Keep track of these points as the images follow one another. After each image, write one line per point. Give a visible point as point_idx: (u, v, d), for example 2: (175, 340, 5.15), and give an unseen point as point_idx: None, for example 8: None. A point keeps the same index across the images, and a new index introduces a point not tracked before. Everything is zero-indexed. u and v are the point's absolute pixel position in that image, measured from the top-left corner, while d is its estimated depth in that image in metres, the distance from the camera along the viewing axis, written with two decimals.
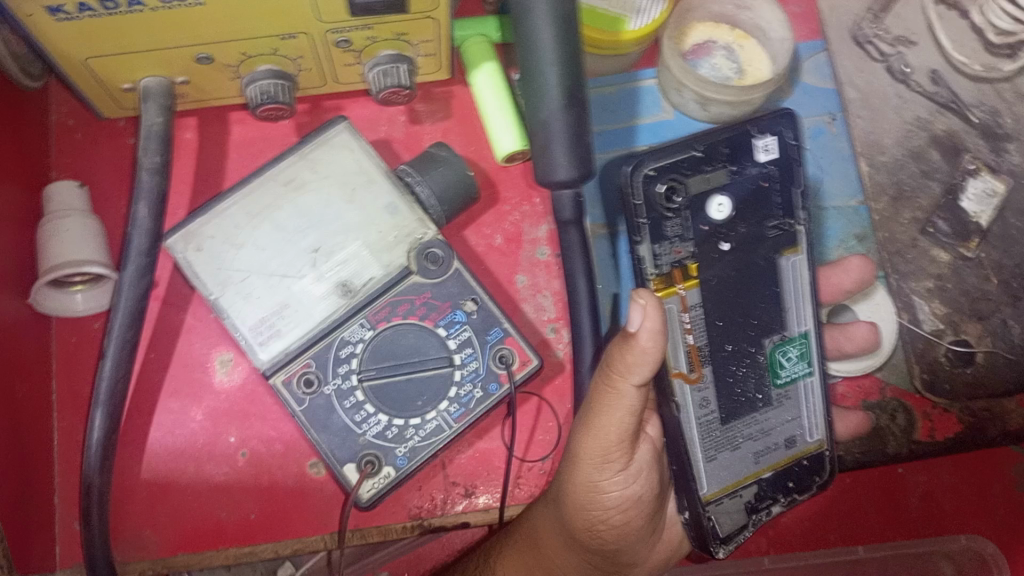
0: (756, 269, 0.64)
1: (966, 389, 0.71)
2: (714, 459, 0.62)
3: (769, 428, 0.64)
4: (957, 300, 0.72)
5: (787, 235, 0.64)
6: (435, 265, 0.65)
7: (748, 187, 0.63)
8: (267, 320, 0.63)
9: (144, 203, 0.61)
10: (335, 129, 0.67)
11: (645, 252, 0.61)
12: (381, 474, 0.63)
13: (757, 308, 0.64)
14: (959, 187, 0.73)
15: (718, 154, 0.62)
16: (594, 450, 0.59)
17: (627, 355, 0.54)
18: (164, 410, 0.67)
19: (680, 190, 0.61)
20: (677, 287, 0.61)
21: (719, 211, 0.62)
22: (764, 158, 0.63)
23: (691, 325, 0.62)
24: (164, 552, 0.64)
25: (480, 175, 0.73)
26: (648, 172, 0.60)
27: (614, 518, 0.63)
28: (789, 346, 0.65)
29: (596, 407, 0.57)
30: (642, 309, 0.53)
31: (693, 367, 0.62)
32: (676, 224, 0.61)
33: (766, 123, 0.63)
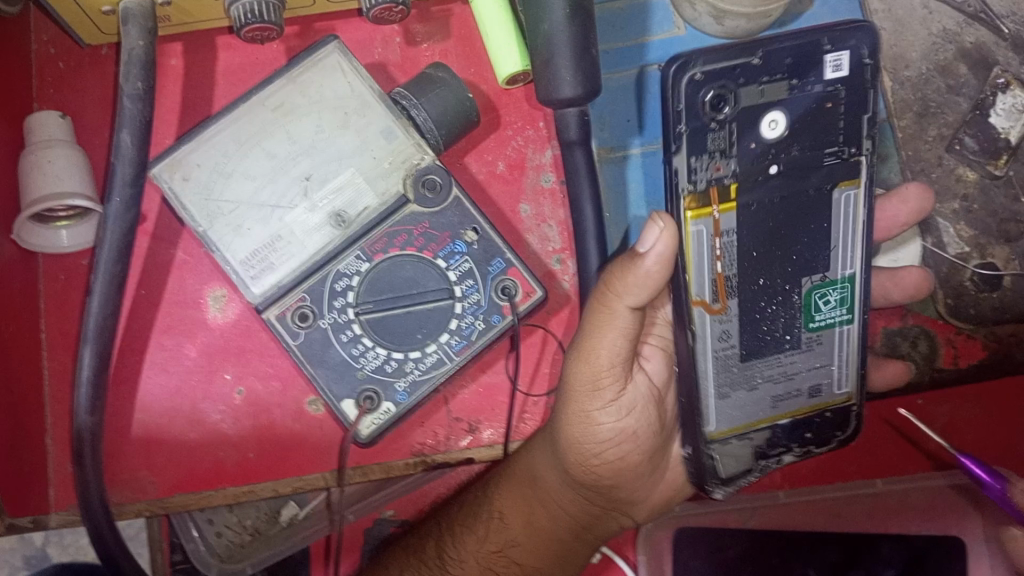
0: (805, 200, 0.59)
1: (992, 313, 0.68)
2: (727, 397, 0.60)
3: (793, 372, 0.61)
4: (985, 221, 0.69)
5: (845, 164, 0.59)
6: (433, 193, 0.62)
7: (809, 106, 0.57)
8: (258, 253, 0.60)
9: (128, 130, 0.58)
10: (325, 49, 0.63)
11: (681, 163, 0.57)
12: (380, 410, 0.60)
13: (799, 242, 0.59)
14: (988, 102, 0.69)
15: (780, 66, 0.56)
16: (585, 374, 0.59)
17: (628, 278, 0.54)
18: (157, 347, 0.65)
19: (729, 100, 0.56)
20: (711, 209, 0.57)
21: (772, 129, 0.57)
22: (832, 76, 0.57)
23: (722, 253, 0.58)
24: (161, 493, 0.63)
25: (479, 99, 0.69)
26: (696, 76, 0.55)
27: (609, 450, 0.63)
28: (829, 290, 0.61)
29: (587, 331, 0.58)
30: (659, 233, 0.53)
31: (717, 299, 0.59)
32: (719, 137, 0.57)
33: (841, 35, 0.56)
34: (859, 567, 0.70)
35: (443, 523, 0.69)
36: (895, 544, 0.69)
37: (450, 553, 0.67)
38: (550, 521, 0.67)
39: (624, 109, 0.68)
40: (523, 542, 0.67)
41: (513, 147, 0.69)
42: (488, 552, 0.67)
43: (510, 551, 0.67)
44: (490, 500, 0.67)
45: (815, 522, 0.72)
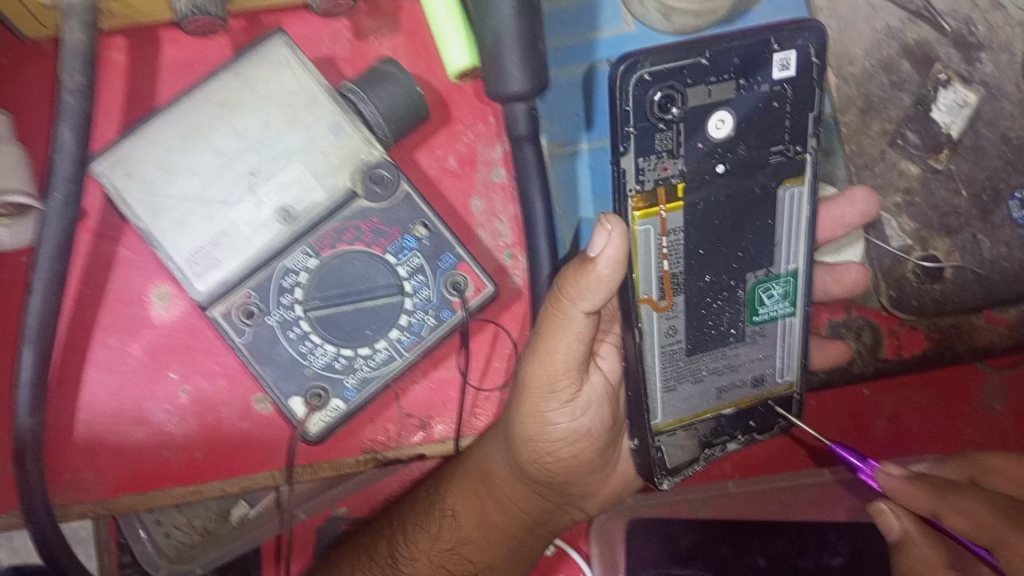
0: (750, 198, 0.59)
1: (933, 305, 0.69)
2: (674, 389, 0.60)
3: (738, 364, 0.62)
4: (926, 215, 0.70)
5: (789, 163, 0.60)
6: (382, 188, 0.61)
7: (755, 105, 0.57)
8: (203, 249, 0.59)
9: (68, 125, 0.57)
10: (272, 43, 0.62)
11: (629, 164, 0.56)
12: (329, 407, 0.60)
13: (743, 238, 0.60)
14: (930, 97, 0.70)
15: (728, 66, 0.56)
16: (541, 378, 0.58)
17: (583, 282, 0.52)
18: (101, 346, 0.63)
19: (677, 101, 0.55)
20: (659, 208, 0.57)
21: (720, 128, 0.57)
22: (780, 75, 0.57)
23: (669, 251, 0.58)
24: (106, 494, 0.62)
25: (430, 94, 0.69)
26: (644, 75, 0.54)
27: (560, 449, 0.64)
28: (773, 283, 0.61)
29: (545, 336, 0.56)
30: (607, 235, 0.51)
31: (663, 295, 0.59)
32: (667, 136, 0.56)
33: (788, 34, 0.57)
34: (806, 557, 0.70)
35: (396, 522, 0.69)
36: (842, 532, 0.71)
37: (404, 551, 0.68)
38: (501, 516, 0.68)
39: (573, 105, 0.68)
40: (476, 536, 0.69)
41: (464, 143, 0.69)
42: (440, 549, 0.69)
43: (462, 547, 0.69)
44: (441, 495, 0.69)
45: (760, 511, 0.74)
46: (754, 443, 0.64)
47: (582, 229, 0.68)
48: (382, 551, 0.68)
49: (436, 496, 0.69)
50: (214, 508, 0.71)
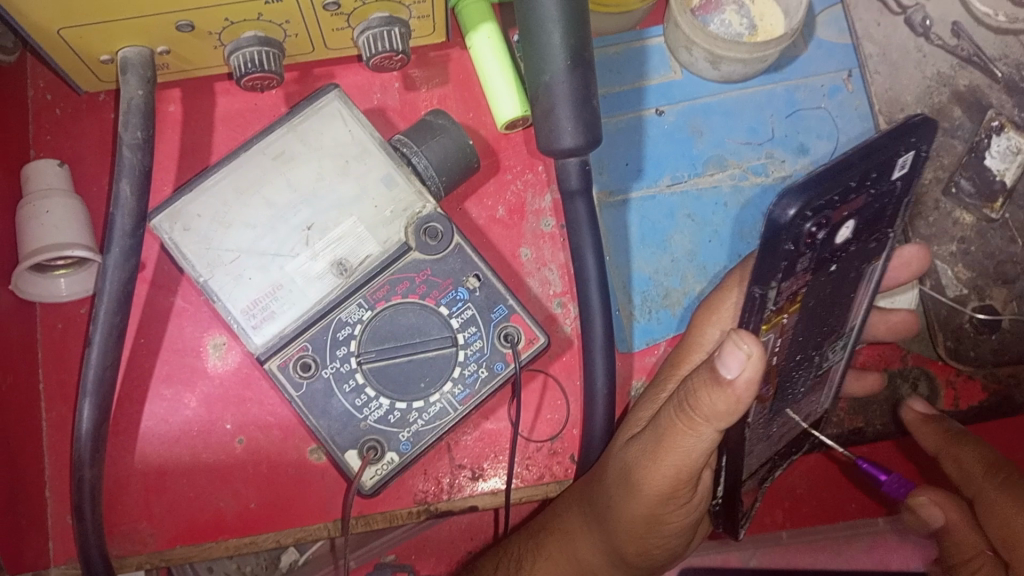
0: (845, 282, 0.52)
1: (991, 355, 0.68)
2: (752, 452, 0.57)
3: (801, 411, 0.61)
4: (982, 263, 0.69)
5: (881, 246, 0.52)
6: (435, 241, 0.62)
7: (875, 211, 0.48)
8: (260, 302, 0.60)
9: (128, 180, 0.58)
10: (326, 98, 0.63)
11: (771, 293, 0.46)
12: (384, 460, 0.60)
13: (832, 314, 0.54)
14: (982, 145, 0.70)
15: (868, 182, 0.44)
16: (663, 486, 0.55)
17: (716, 402, 0.49)
18: (156, 397, 0.64)
19: (828, 222, 0.44)
20: (782, 318, 0.49)
21: (844, 235, 0.47)
22: (897, 178, 0.47)
23: (779, 347, 0.52)
24: (160, 545, 0.62)
25: (478, 143, 0.69)
26: (808, 211, 0.42)
27: (670, 537, 0.60)
28: (839, 340, 0.58)
29: (669, 443, 0.53)
30: (744, 359, 0.46)
31: (769, 385, 0.54)
32: (806, 259, 0.45)
33: (915, 138, 0.45)
34: None
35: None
36: None
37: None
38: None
39: (623, 153, 0.69)
40: None
41: (513, 192, 0.69)
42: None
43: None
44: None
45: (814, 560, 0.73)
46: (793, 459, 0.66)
47: (634, 277, 0.67)
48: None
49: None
50: (265, 556, 0.73)
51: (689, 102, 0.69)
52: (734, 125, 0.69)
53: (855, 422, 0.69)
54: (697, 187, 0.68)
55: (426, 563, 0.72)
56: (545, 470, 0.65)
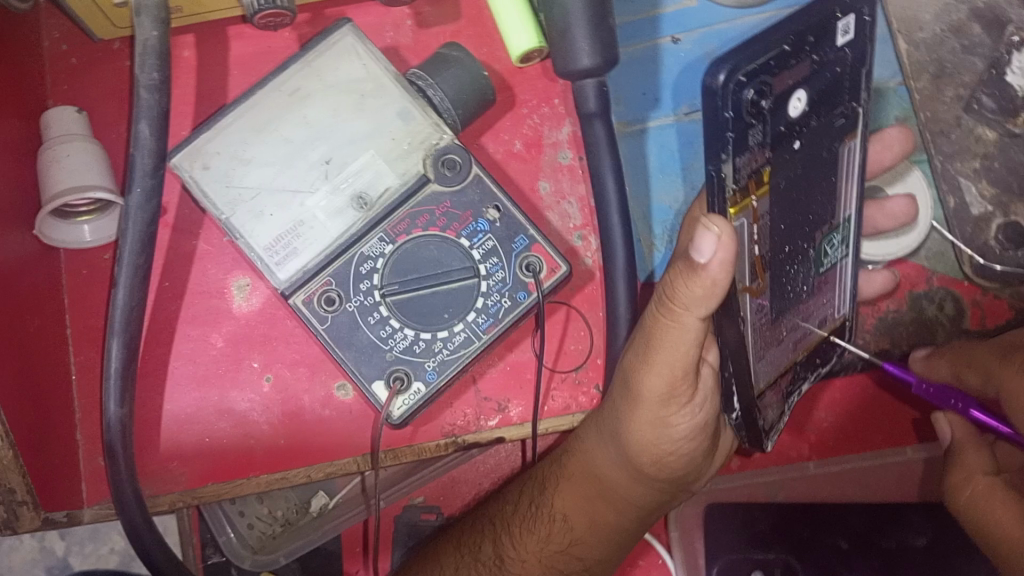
0: (820, 163, 0.54)
1: (1017, 272, 0.67)
2: (763, 358, 0.55)
3: (810, 315, 0.59)
4: (1006, 179, 0.68)
5: (848, 122, 0.54)
6: (452, 172, 0.62)
7: (826, 81, 0.50)
8: (284, 238, 0.60)
9: (146, 120, 0.58)
10: (339, 32, 0.63)
11: (729, 169, 0.45)
12: (411, 390, 0.60)
13: (814, 201, 0.55)
14: (1004, 60, 0.69)
15: (804, 46, 0.47)
16: (659, 385, 0.54)
17: (694, 288, 0.47)
18: (183, 338, 0.65)
19: (768, 91, 0.45)
20: (751, 200, 0.48)
21: (797, 107, 0.48)
22: (842, 43, 0.50)
23: (759, 236, 0.51)
24: (193, 483, 0.63)
25: (493, 78, 0.69)
26: (741, 77, 0.43)
27: (683, 446, 0.59)
28: (834, 234, 0.58)
29: (658, 341, 0.52)
30: (716, 241, 0.45)
31: (757, 277, 0.52)
32: (758, 131, 0.46)
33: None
34: (888, 537, 0.71)
35: (494, 518, 0.66)
36: (923, 512, 0.71)
37: (509, 552, 0.65)
38: (616, 517, 0.64)
39: (639, 82, 0.68)
40: (590, 539, 0.64)
41: (531, 127, 0.68)
42: (550, 551, 0.65)
43: (574, 550, 0.65)
44: (546, 500, 0.65)
45: (844, 491, 0.74)
46: (820, 379, 0.62)
47: (654, 207, 0.67)
48: (485, 550, 0.65)
49: (542, 500, 0.65)
50: (294, 501, 0.74)
51: (703, 30, 0.69)
52: None
53: (882, 344, 0.69)
54: None
55: (454, 504, 0.74)
56: (571, 400, 0.65)
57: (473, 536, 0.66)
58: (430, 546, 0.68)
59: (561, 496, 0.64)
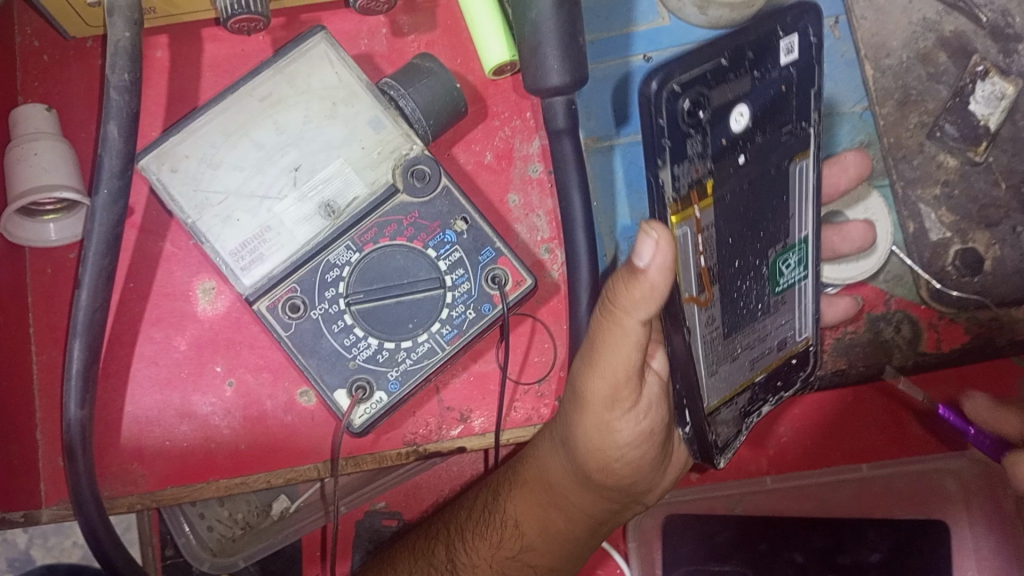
0: (768, 181, 0.54)
1: (974, 298, 0.69)
2: (714, 372, 0.56)
3: (765, 334, 0.59)
4: (966, 207, 0.70)
5: (798, 142, 0.55)
6: (422, 183, 0.62)
7: (770, 97, 0.51)
8: (249, 244, 0.60)
9: (115, 122, 0.57)
10: (312, 40, 0.63)
11: (668, 176, 0.47)
12: (373, 399, 0.61)
13: (764, 218, 0.56)
14: (967, 89, 0.70)
15: (743, 62, 0.49)
16: (602, 391, 0.55)
17: (634, 292, 0.48)
18: (147, 340, 0.65)
19: (704, 104, 0.48)
20: (694, 209, 0.49)
21: (739, 121, 0.50)
22: (786, 61, 0.51)
23: (704, 247, 0.52)
24: (153, 486, 0.63)
25: (466, 89, 0.69)
26: (675, 87, 0.46)
27: (629, 453, 0.60)
28: (789, 253, 0.59)
29: (601, 347, 0.53)
30: (654, 244, 0.45)
31: (703, 288, 0.53)
32: (698, 142, 0.48)
33: (792, 18, 0.51)
34: (844, 553, 0.75)
35: (451, 526, 0.67)
36: (881, 531, 0.74)
37: (461, 558, 0.65)
38: (564, 521, 0.65)
39: (610, 99, 0.69)
40: (540, 546, 0.65)
41: (502, 139, 0.69)
42: (501, 556, 0.65)
43: (524, 556, 0.65)
44: (499, 506, 0.65)
45: (798, 507, 0.75)
46: (783, 402, 0.63)
47: (620, 224, 0.68)
48: (438, 555, 0.65)
49: (495, 506, 0.65)
50: (255, 503, 0.75)
51: (675, 48, 0.70)
52: None
53: (839, 363, 0.70)
54: None
55: (414, 508, 0.76)
56: (533, 412, 0.66)
57: (429, 543, 0.66)
58: (390, 550, 0.69)
59: (513, 504, 0.64)
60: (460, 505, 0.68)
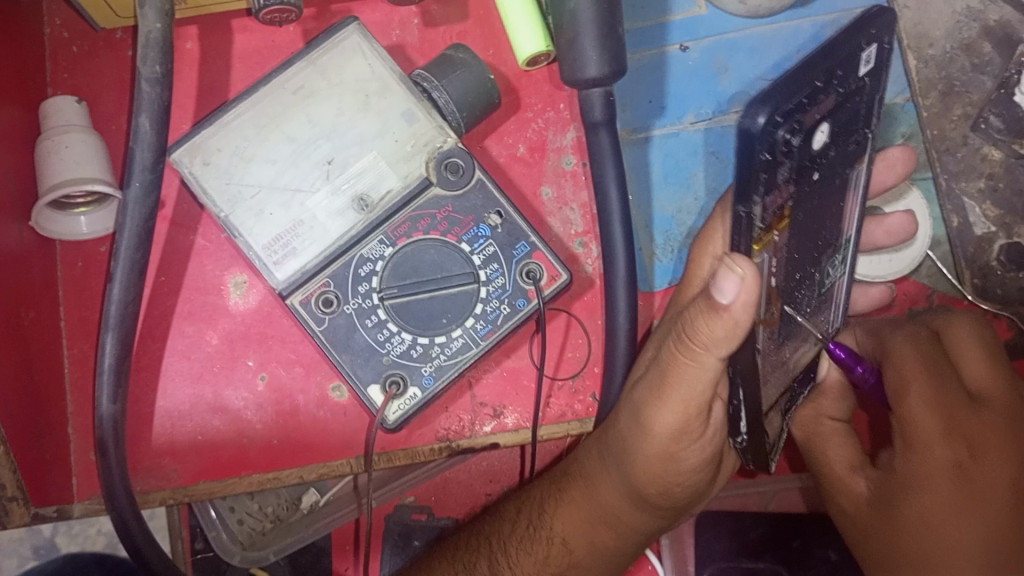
0: (832, 189, 0.52)
1: (1019, 294, 0.68)
2: (768, 383, 0.56)
3: (808, 333, 0.58)
4: (1010, 200, 0.69)
5: (860, 148, 0.52)
6: (456, 176, 0.61)
7: (849, 113, 0.48)
8: (282, 238, 0.60)
9: (148, 114, 0.56)
10: (346, 31, 0.62)
11: (756, 211, 0.44)
12: (407, 395, 0.60)
13: (824, 226, 0.53)
14: (1013, 81, 0.69)
15: (834, 80, 0.44)
16: (672, 421, 0.54)
17: (715, 327, 0.47)
18: (178, 334, 0.64)
19: (799, 131, 0.42)
20: (773, 235, 0.47)
21: (821, 140, 0.46)
22: (865, 72, 0.47)
23: (775, 267, 0.50)
24: (185, 481, 0.63)
25: (499, 80, 0.68)
26: (778, 118, 0.40)
27: (691, 477, 0.58)
28: (836, 253, 0.57)
29: (675, 374, 0.52)
30: (739, 282, 0.44)
31: (771, 308, 0.52)
32: (786, 169, 0.44)
33: (875, 29, 0.46)
34: None
35: (493, 540, 0.65)
36: None
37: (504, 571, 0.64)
38: (615, 539, 0.64)
39: (646, 90, 0.68)
40: (586, 563, 0.64)
41: (535, 132, 0.68)
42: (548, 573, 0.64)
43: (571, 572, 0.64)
44: (546, 523, 0.64)
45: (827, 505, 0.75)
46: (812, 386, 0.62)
47: (656, 217, 0.67)
48: (481, 567, 0.64)
49: (540, 523, 0.64)
50: (286, 496, 0.74)
51: (712, 39, 0.68)
52: (759, 61, 0.68)
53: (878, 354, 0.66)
54: (722, 125, 0.68)
55: (447, 505, 0.76)
56: (566, 408, 0.65)
57: (470, 555, 0.65)
58: (425, 560, 0.68)
59: (558, 518, 0.64)
60: (501, 516, 0.66)
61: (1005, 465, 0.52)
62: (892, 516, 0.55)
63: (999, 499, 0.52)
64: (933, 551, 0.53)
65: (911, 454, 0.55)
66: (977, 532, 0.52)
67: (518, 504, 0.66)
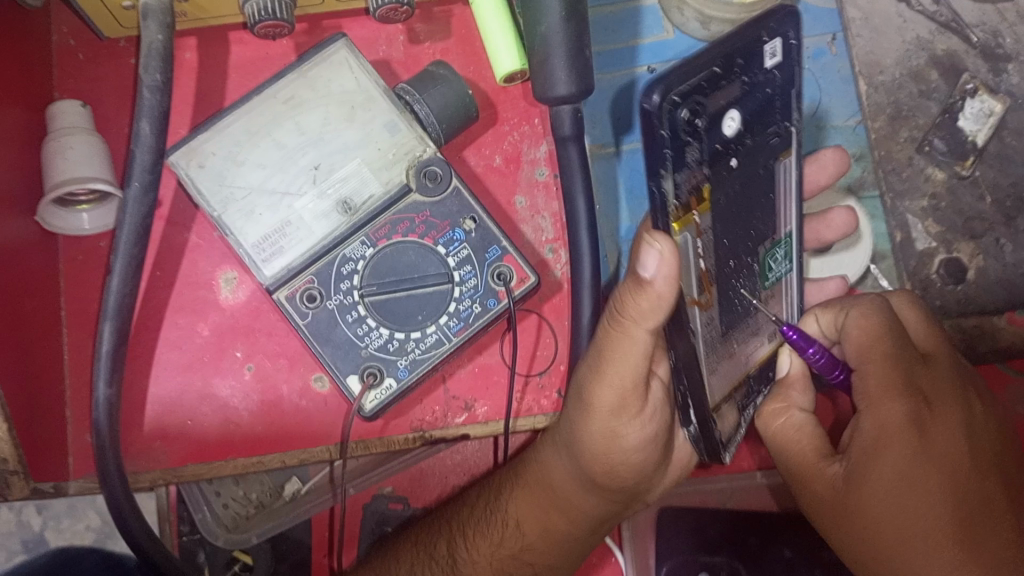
0: (756, 179, 0.58)
1: (956, 304, 0.75)
2: (716, 371, 0.59)
3: (758, 327, 0.63)
4: (952, 218, 0.77)
5: (784, 141, 0.58)
6: (434, 183, 0.66)
7: (759, 100, 0.54)
8: (270, 237, 0.64)
9: (148, 119, 0.60)
10: (334, 47, 0.67)
11: (669, 185, 0.50)
12: (383, 385, 0.64)
13: (754, 214, 0.59)
14: (956, 106, 0.78)
15: (734, 68, 0.51)
16: (609, 398, 0.58)
17: (642, 301, 0.52)
18: (171, 325, 0.68)
19: (702, 113, 0.50)
20: (693, 215, 0.52)
21: (732, 126, 0.53)
22: (771, 65, 0.53)
23: (704, 251, 0.55)
24: (173, 462, 0.67)
25: (478, 95, 0.73)
26: (675, 97, 0.48)
27: (634, 457, 0.62)
28: (777, 248, 0.62)
29: (609, 353, 0.56)
30: (659, 256, 0.49)
31: (704, 291, 0.56)
32: (695, 149, 0.51)
33: (774, 24, 0.52)
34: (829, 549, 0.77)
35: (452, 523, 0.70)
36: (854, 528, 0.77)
37: (463, 555, 0.68)
38: (568, 523, 0.68)
39: (615, 109, 0.73)
40: (541, 547, 0.68)
41: (511, 144, 0.72)
42: (502, 554, 0.68)
43: (523, 554, 0.68)
44: (501, 506, 0.69)
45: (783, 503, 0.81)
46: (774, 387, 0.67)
47: (624, 226, 0.72)
48: (440, 547, 0.69)
49: (497, 504, 0.69)
50: (269, 484, 0.79)
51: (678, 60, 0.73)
52: None
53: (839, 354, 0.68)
54: None
55: (422, 496, 0.80)
56: (534, 403, 0.69)
57: (433, 537, 0.69)
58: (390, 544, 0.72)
59: (514, 502, 0.68)
60: (463, 502, 0.71)
61: (956, 418, 0.56)
62: (859, 483, 0.55)
63: (956, 451, 0.55)
64: (904, 512, 0.54)
65: (874, 411, 0.56)
66: (938, 482, 0.54)
67: (479, 492, 0.71)
